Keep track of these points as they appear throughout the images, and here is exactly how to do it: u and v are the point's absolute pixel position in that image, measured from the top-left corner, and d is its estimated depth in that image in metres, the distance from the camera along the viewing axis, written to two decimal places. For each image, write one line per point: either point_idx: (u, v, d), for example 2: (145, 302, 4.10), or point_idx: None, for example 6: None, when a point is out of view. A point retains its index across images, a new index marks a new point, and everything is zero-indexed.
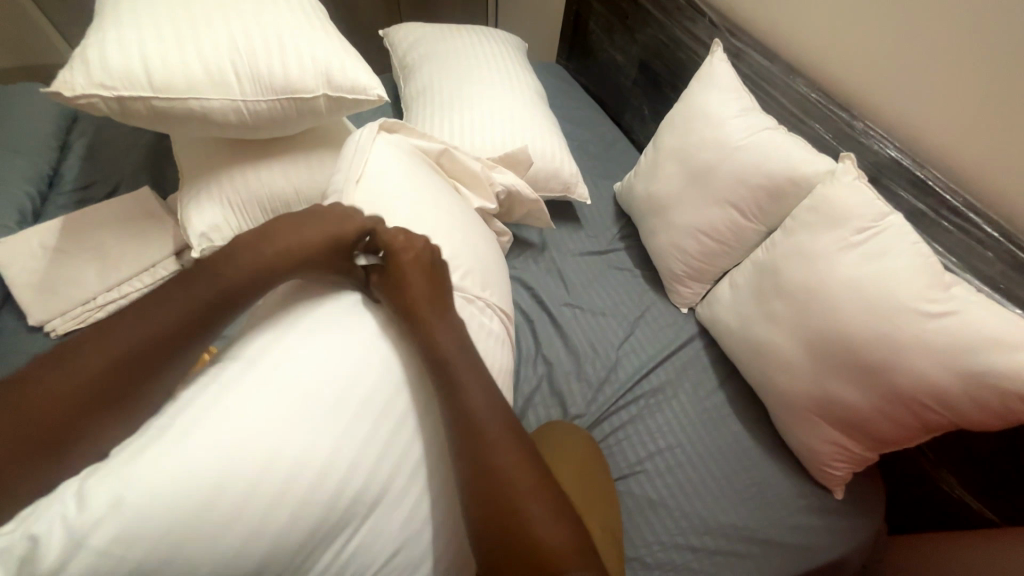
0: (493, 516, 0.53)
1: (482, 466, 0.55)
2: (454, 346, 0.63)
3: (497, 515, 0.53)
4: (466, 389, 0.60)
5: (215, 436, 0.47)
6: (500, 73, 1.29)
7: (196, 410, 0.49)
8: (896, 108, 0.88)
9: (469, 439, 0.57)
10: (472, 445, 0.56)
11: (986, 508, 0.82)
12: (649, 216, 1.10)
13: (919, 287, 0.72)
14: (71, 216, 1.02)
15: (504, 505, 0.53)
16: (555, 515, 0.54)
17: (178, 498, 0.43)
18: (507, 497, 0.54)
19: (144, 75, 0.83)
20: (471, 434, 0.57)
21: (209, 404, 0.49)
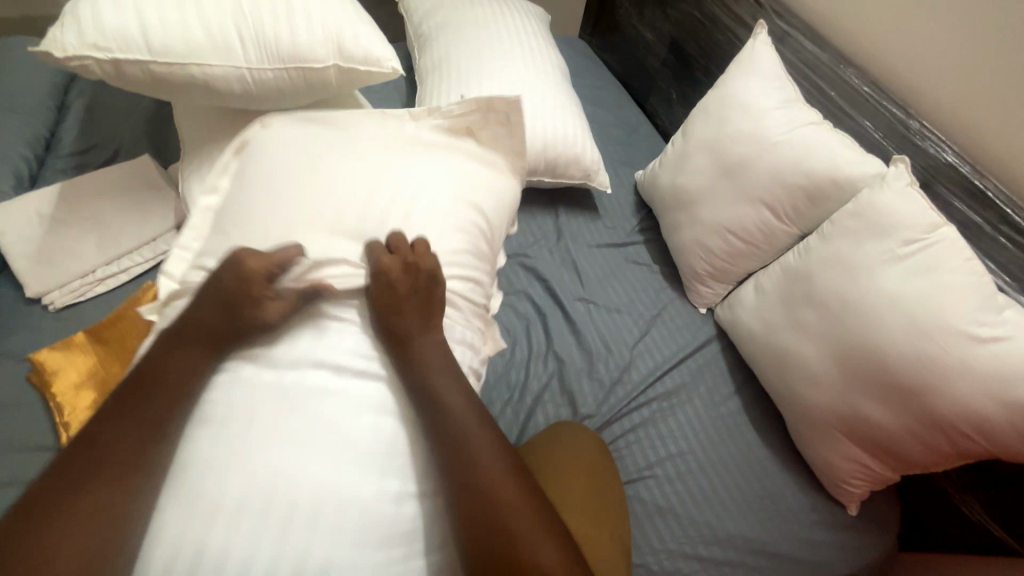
0: (486, 551, 0.50)
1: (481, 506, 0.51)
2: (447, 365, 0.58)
3: (493, 552, 0.50)
4: (452, 422, 0.54)
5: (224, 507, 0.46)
6: (522, 48, 1.21)
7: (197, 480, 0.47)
8: (955, 107, 0.82)
9: (459, 472, 0.52)
10: (464, 477, 0.52)
11: (1007, 535, 0.79)
12: (673, 209, 1.04)
13: (969, 307, 0.68)
14: (68, 183, 0.97)
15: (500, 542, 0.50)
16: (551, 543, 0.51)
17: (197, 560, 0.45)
18: (506, 533, 0.50)
19: (141, 37, 0.76)
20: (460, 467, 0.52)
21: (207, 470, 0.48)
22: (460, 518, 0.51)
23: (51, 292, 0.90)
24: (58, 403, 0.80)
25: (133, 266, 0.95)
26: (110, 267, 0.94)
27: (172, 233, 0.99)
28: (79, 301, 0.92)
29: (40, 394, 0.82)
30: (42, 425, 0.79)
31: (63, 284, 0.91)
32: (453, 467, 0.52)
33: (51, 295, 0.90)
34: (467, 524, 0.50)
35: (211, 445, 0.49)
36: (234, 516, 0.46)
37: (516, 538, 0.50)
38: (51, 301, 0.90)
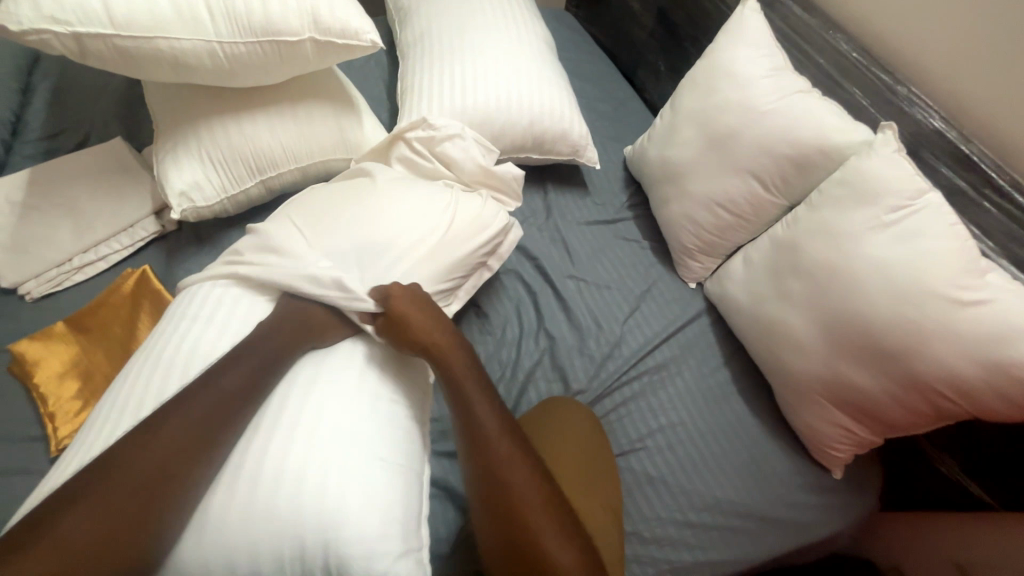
0: (505, 537, 0.59)
1: (499, 500, 0.60)
2: (468, 376, 0.67)
3: (506, 535, 0.59)
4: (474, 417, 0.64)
5: (260, 508, 0.54)
6: (506, 20, 1.17)
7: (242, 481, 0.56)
8: (942, 72, 0.81)
9: (481, 461, 0.62)
10: (483, 466, 0.61)
11: (986, 493, 0.82)
12: (662, 183, 1.03)
13: (952, 272, 0.69)
14: (38, 170, 0.94)
15: (510, 529, 0.59)
16: (563, 539, 0.58)
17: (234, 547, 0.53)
18: (520, 526, 0.58)
19: (103, 9, 0.72)
20: (483, 456, 0.62)
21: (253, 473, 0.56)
22: (483, 505, 0.61)
23: (28, 281, 0.88)
24: (41, 393, 0.78)
25: (111, 253, 0.93)
26: (87, 255, 0.92)
27: (150, 219, 0.97)
28: (58, 289, 0.90)
29: (21, 385, 0.80)
30: (28, 416, 0.78)
31: (40, 272, 0.88)
32: (479, 458, 0.62)
33: (27, 284, 0.88)
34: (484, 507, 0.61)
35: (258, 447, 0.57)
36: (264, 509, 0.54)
37: (523, 525, 0.58)
38: (28, 291, 0.88)
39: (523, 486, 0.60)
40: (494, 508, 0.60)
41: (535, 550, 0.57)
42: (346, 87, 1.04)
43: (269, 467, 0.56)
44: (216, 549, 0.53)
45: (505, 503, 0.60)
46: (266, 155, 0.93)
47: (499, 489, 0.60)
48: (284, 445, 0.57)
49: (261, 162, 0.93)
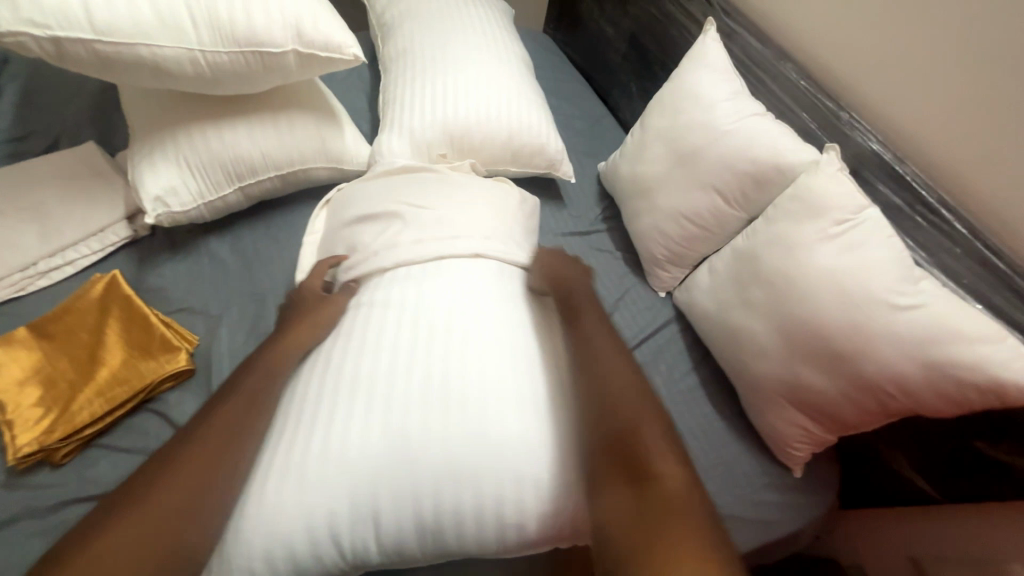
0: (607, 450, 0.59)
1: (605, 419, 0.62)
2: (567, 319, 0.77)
3: (612, 453, 0.59)
4: (592, 357, 0.70)
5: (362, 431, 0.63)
6: (487, 39, 1.22)
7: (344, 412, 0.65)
8: (880, 100, 0.89)
9: (597, 388, 0.65)
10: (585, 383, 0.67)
11: (931, 486, 0.88)
12: (633, 197, 1.08)
13: (891, 279, 0.75)
14: (4, 173, 0.92)
15: (617, 449, 0.59)
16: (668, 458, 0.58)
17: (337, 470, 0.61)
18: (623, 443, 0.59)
19: (84, 14, 0.73)
20: (601, 385, 0.66)
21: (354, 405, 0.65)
22: (594, 433, 0.62)
23: None
24: None
25: (79, 257, 0.91)
26: (53, 259, 0.90)
27: (122, 224, 0.95)
28: (19, 295, 0.87)
29: None
30: None
31: (1, 277, 0.85)
32: (600, 390, 0.65)
33: None
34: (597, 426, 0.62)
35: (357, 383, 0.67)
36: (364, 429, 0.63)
37: (635, 446, 0.58)
38: None
39: (636, 414, 0.62)
40: (604, 430, 0.61)
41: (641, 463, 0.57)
42: (328, 98, 1.06)
43: (373, 393, 0.66)
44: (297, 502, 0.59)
45: (617, 427, 0.61)
46: (245, 161, 0.94)
47: (609, 412, 0.62)
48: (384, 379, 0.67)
49: (240, 168, 0.94)
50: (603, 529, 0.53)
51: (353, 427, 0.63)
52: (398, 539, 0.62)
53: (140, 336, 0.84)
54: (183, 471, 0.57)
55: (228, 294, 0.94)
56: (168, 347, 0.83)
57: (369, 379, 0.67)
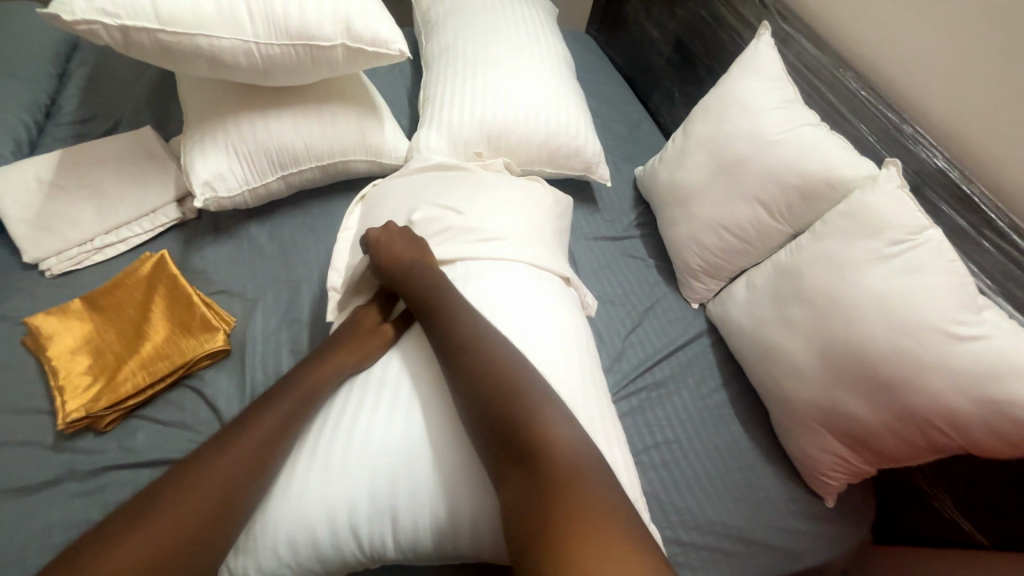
0: (505, 424, 0.61)
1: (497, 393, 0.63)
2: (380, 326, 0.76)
3: (512, 438, 0.60)
4: (458, 338, 0.68)
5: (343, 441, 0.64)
6: (530, 39, 1.21)
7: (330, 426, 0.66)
8: (948, 115, 0.84)
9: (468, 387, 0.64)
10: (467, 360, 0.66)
11: (978, 531, 0.83)
12: (670, 205, 1.06)
13: (949, 307, 0.70)
14: (69, 153, 0.98)
15: (513, 439, 0.59)
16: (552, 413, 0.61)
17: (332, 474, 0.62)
18: (511, 413, 0.61)
19: (150, 5, 0.77)
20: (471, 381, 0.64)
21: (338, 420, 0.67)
22: (491, 409, 0.62)
23: (48, 258, 0.90)
24: (52, 367, 0.80)
25: (131, 236, 0.96)
26: (108, 237, 0.95)
27: (171, 206, 0.99)
28: (76, 268, 0.92)
29: (35, 358, 0.82)
30: (37, 389, 0.80)
31: (61, 251, 0.91)
32: (481, 388, 0.63)
33: (48, 261, 0.90)
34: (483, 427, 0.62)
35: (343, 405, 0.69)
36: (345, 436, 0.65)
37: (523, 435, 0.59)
38: (47, 268, 0.90)
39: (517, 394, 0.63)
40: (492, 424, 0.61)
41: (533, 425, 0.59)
42: (371, 92, 1.08)
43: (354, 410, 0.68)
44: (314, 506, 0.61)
45: (496, 413, 0.61)
46: (289, 151, 0.96)
47: (492, 402, 0.62)
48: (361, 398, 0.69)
49: (283, 158, 0.96)
50: (512, 508, 0.56)
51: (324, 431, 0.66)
52: (413, 534, 0.62)
53: (182, 315, 0.87)
54: (233, 464, 0.59)
55: (265, 279, 0.97)
56: (207, 326, 0.87)
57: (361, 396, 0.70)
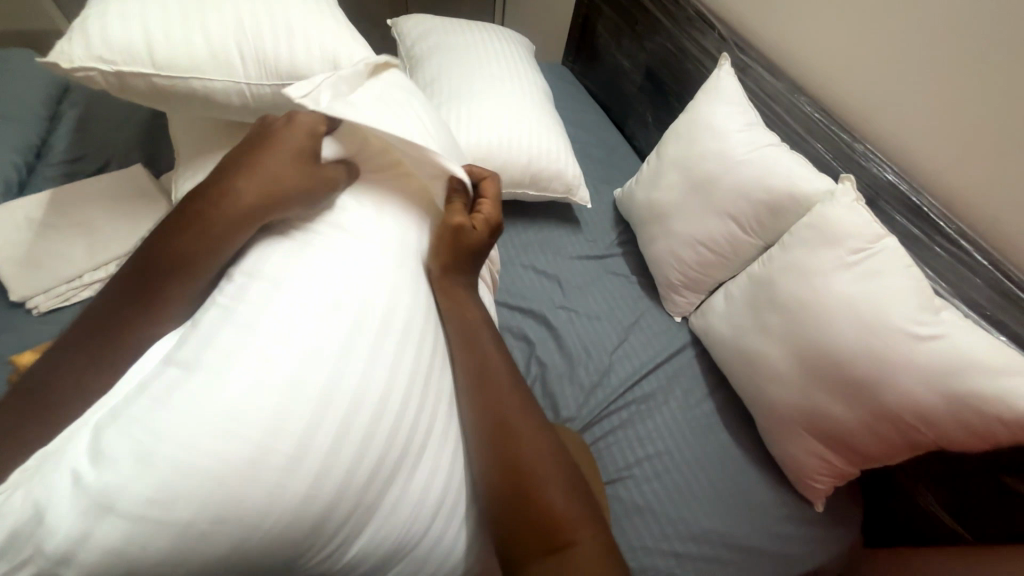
0: (513, 488, 0.55)
1: (513, 458, 0.56)
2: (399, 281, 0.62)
3: (523, 518, 0.54)
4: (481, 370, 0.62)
5: (214, 423, 0.41)
6: (508, 71, 1.29)
7: (199, 387, 0.42)
8: (896, 133, 0.90)
9: (501, 447, 0.57)
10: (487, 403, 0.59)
11: (959, 526, 0.85)
12: (648, 224, 1.11)
13: (910, 309, 0.75)
14: (60, 191, 1.00)
15: (531, 515, 0.54)
16: (575, 494, 0.57)
17: (200, 467, 0.40)
18: (527, 478, 0.55)
19: (146, 52, 0.81)
20: (507, 442, 0.57)
21: (210, 382, 0.43)
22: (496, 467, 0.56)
23: (36, 295, 0.91)
24: None
25: None
26: (98, 272, 0.95)
27: None
28: (65, 304, 0.93)
29: None
30: None
31: (50, 288, 0.92)
32: (497, 443, 0.57)
33: (36, 299, 0.91)
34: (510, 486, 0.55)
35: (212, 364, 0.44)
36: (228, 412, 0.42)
37: (558, 521, 0.54)
38: (35, 305, 0.91)
39: (545, 470, 0.56)
40: (505, 483, 0.55)
41: (543, 501, 0.55)
42: None
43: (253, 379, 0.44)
44: (166, 468, 0.39)
45: (517, 473, 0.55)
46: None
47: (512, 465, 0.56)
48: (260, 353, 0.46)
49: None
50: None
51: (263, 422, 0.43)
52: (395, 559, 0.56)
53: None
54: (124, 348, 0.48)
55: None
56: None
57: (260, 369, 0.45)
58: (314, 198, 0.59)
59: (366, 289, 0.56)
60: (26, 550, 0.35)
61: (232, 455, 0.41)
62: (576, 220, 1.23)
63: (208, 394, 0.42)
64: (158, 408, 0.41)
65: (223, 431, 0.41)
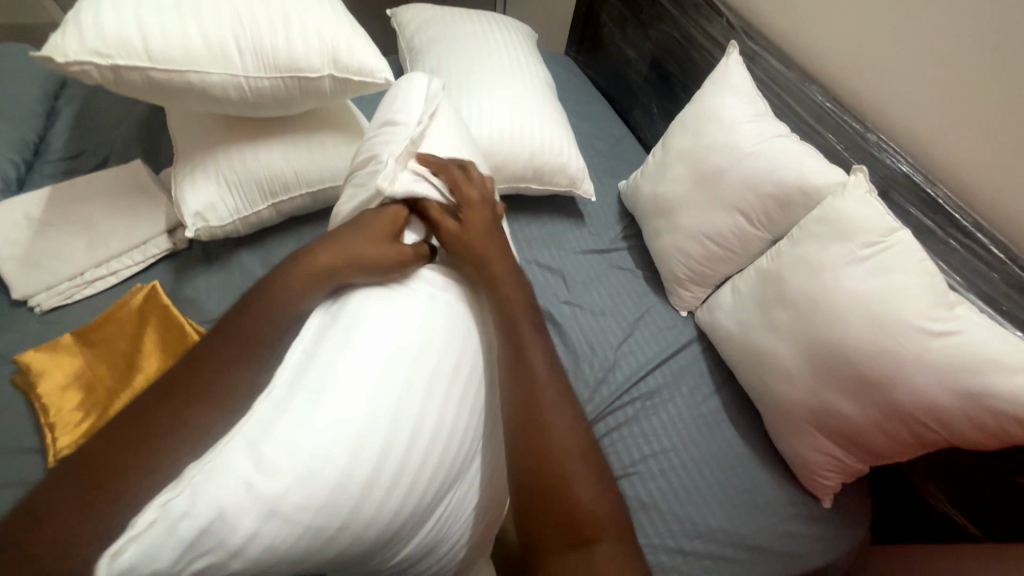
0: (534, 449, 0.60)
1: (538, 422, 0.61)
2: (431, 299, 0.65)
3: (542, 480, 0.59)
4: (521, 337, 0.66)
5: (308, 461, 0.48)
6: (511, 62, 1.26)
7: (293, 425, 0.49)
8: (910, 123, 0.88)
9: (534, 443, 0.60)
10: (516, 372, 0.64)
11: (969, 523, 0.84)
12: (654, 217, 1.09)
13: (924, 304, 0.73)
14: (58, 188, 0.99)
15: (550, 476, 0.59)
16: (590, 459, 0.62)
17: (303, 499, 0.47)
18: (550, 442, 0.60)
19: (141, 44, 0.79)
20: (540, 440, 0.60)
21: (302, 421, 0.50)
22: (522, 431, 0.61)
23: (37, 294, 0.90)
24: (43, 404, 0.79)
25: (122, 269, 0.96)
26: (98, 270, 0.95)
27: (162, 237, 1.00)
28: (67, 302, 0.93)
29: (23, 396, 0.82)
30: (27, 427, 0.79)
31: (50, 286, 0.91)
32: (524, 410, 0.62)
33: (37, 297, 0.91)
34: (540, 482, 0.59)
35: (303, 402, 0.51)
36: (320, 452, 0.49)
37: (576, 491, 0.59)
38: (37, 303, 0.91)
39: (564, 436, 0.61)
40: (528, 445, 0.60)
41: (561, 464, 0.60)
42: (358, 119, 1.10)
43: (342, 422, 0.51)
44: (273, 502, 0.46)
45: (539, 437, 0.61)
46: (279, 179, 0.98)
47: (537, 428, 0.61)
48: (342, 397, 0.52)
49: (273, 185, 0.98)
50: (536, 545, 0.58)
51: (379, 447, 0.53)
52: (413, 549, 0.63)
53: (174, 344, 0.87)
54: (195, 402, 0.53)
55: None
56: None
57: (344, 413, 0.52)
58: (383, 267, 0.63)
59: (428, 327, 0.62)
60: (201, 551, 0.43)
61: (357, 478, 0.51)
62: (579, 214, 1.22)
63: (302, 435, 0.49)
64: (298, 429, 0.49)
65: (316, 471, 0.48)
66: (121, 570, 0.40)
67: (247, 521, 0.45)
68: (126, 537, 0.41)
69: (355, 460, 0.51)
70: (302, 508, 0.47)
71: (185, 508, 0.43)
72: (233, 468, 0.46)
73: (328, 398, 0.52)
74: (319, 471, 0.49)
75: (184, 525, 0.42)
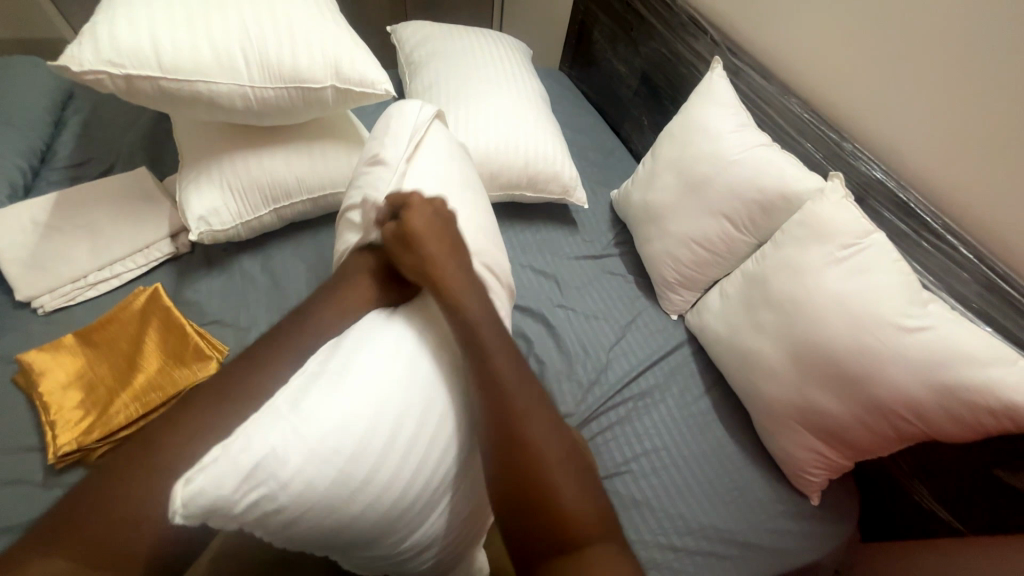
0: (509, 464, 0.55)
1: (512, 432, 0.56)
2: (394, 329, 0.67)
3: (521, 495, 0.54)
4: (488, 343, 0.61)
5: (346, 415, 0.52)
6: (506, 76, 1.31)
7: (335, 382, 0.54)
8: (884, 133, 0.93)
9: (508, 451, 0.56)
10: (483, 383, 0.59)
11: (953, 518, 0.86)
12: (644, 223, 1.13)
13: (899, 302, 0.76)
14: (65, 193, 1.02)
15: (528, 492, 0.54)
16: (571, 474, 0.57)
17: (345, 446, 0.51)
18: (526, 453, 0.55)
19: (153, 55, 0.83)
20: (511, 447, 0.56)
21: (343, 379, 0.54)
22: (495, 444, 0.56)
23: (41, 295, 0.92)
24: (45, 403, 0.80)
25: (125, 271, 0.98)
26: (102, 272, 0.97)
27: (165, 241, 1.03)
28: (70, 304, 0.95)
29: (25, 395, 0.83)
30: (28, 425, 0.80)
31: (55, 288, 0.93)
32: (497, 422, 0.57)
33: (40, 299, 0.92)
34: (527, 492, 0.54)
35: (344, 364, 0.56)
36: (358, 406, 0.53)
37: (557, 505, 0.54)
38: (41, 305, 0.92)
39: (542, 446, 0.56)
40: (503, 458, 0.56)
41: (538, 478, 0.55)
42: (358, 128, 1.14)
43: (379, 383, 0.56)
44: (320, 444, 0.49)
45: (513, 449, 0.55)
46: (281, 185, 1.01)
47: (512, 441, 0.56)
48: (379, 363, 0.57)
49: (276, 191, 1.01)
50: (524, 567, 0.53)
51: (411, 407, 0.57)
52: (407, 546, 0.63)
53: (176, 345, 0.89)
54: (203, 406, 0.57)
55: (257, 308, 0.99)
56: (198, 353, 0.88)
57: (381, 374, 0.56)
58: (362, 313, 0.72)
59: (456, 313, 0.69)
60: (256, 483, 0.46)
61: (381, 437, 0.54)
62: (573, 222, 1.25)
63: (345, 390, 0.53)
64: (337, 384, 0.54)
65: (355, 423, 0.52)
66: (190, 494, 0.43)
67: (295, 461, 0.48)
68: (195, 467, 0.44)
69: (388, 418, 0.55)
70: (341, 456, 0.50)
71: (243, 446, 0.46)
72: (282, 414, 0.49)
73: (364, 363, 0.56)
74: (357, 424, 0.52)
75: (243, 456, 0.45)
